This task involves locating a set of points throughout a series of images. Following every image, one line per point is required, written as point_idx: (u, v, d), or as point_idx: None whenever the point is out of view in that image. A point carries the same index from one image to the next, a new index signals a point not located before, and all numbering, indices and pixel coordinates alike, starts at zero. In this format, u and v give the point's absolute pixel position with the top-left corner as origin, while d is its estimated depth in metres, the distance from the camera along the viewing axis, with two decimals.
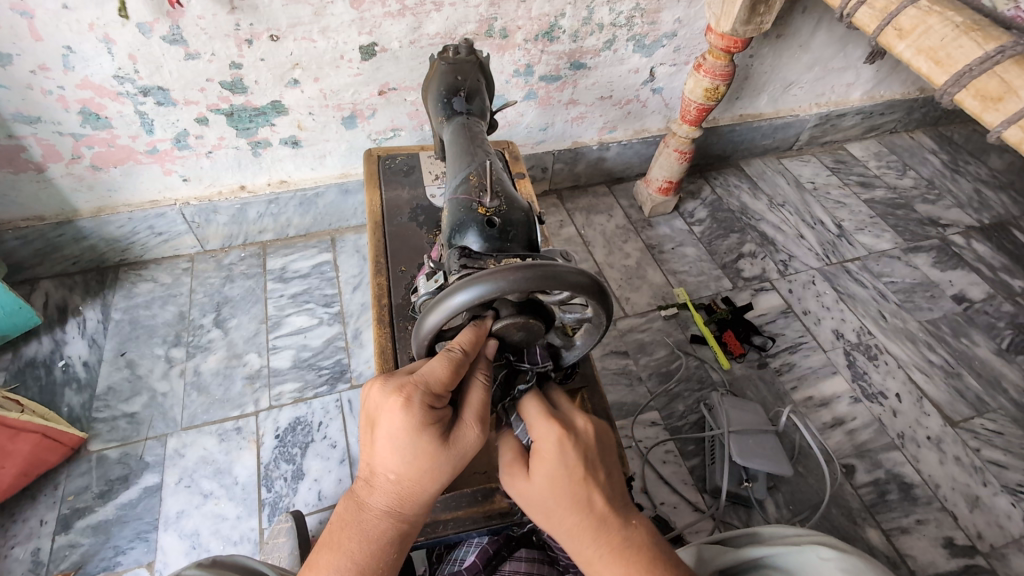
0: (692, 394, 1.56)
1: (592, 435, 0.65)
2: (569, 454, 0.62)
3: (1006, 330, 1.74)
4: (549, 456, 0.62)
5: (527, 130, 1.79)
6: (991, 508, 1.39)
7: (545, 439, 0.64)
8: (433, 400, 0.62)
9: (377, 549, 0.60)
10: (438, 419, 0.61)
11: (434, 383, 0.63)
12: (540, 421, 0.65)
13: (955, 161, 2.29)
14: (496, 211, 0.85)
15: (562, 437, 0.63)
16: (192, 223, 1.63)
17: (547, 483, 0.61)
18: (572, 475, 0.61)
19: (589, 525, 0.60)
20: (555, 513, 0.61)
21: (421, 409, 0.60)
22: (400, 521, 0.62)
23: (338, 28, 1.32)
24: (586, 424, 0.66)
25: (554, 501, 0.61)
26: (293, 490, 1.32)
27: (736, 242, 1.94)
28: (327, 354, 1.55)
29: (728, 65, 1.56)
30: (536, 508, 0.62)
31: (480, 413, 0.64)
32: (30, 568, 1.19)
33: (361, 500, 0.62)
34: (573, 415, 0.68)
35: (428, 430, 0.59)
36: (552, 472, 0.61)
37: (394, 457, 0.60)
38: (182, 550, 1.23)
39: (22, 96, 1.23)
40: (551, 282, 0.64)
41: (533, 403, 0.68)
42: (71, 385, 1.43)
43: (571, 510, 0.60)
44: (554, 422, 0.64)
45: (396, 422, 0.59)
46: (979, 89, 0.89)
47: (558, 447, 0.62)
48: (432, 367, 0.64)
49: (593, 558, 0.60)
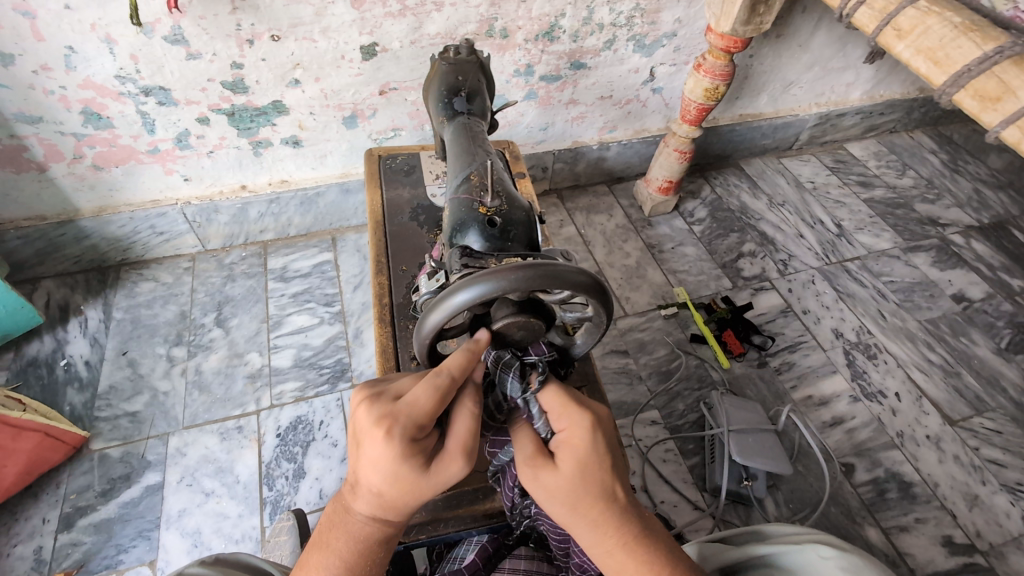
0: (692, 393, 1.56)
1: (611, 428, 0.67)
2: (600, 443, 0.63)
3: (1005, 329, 1.74)
4: (582, 443, 0.62)
5: (527, 130, 1.80)
6: (989, 506, 1.39)
7: (574, 427, 0.64)
8: (415, 432, 0.61)
9: (363, 553, 0.64)
10: (420, 449, 0.61)
11: (416, 415, 0.62)
12: (565, 411, 0.66)
13: (954, 161, 2.30)
14: (497, 211, 0.85)
15: (593, 425, 0.64)
16: (193, 223, 1.63)
17: (580, 468, 0.61)
18: (603, 462, 0.62)
19: (615, 514, 0.61)
20: (585, 499, 0.61)
21: (401, 442, 0.59)
22: (384, 527, 0.64)
23: (339, 28, 1.32)
24: (606, 418, 0.68)
25: (586, 486, 0.61)
26: (294, 488, 1.33)
27: (736, 242, 1.94)
28: (328, 353, 1.55)
29: (728, 65, 1.56)
30: (562, 496, 0.61)
31: (461, 447, 0.64)
32: (33, 566, 1.19)
33: (348, 504, 0.65)
34: (589, 408, 0.69)
35: (409, 461, 0.59)
36: (585, 458, 0.61)
37: (375, 481, 0.60)
38: (183, 548, 1.23)
39: (24, 96, 1.24)
40: (552, 281, 0.65)
41: (552, 393, 0.69)
42: (73, 384, 1.44)
43: (600, 498, 0.61)
44: (585, 410, 0.65)
45: (377, 451, 0.59)
46: (977, 89, 0.90)
47: (588, 435, 0.63)
48: (418, 396, 0.62)
49: (614, 547, 0.60)
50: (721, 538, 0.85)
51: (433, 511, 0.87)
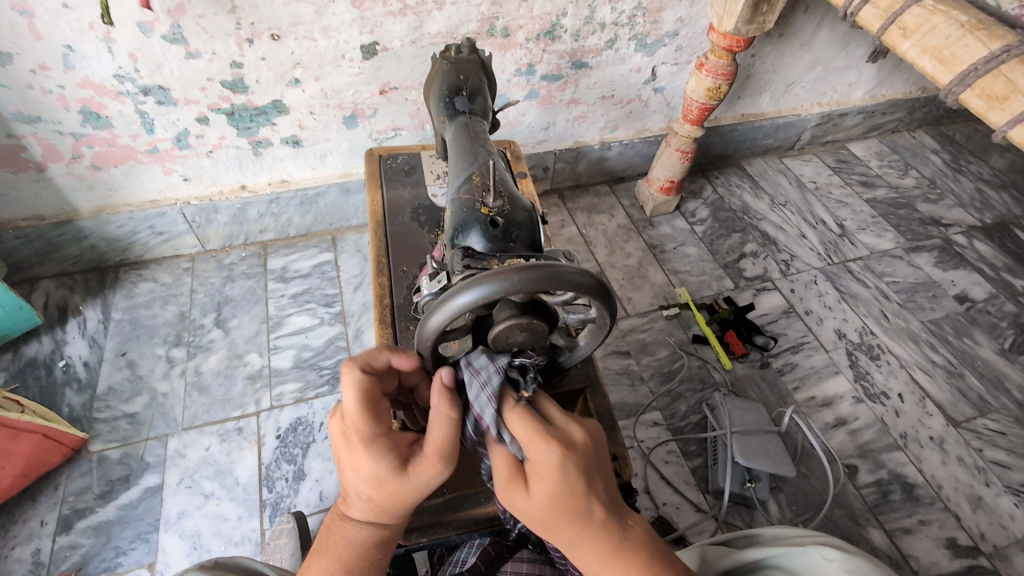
0: (694, 394, 1.56)
1: (589, 449, 0.63)
2: (570, 475, 0.59)
3: (1008, 330, 1.74)
4: (550, 479, 0.59)
5: (528, 130, 1.79)
6: (994, 508, 1.38)
7: (543, 461, 0.60)
8: (379, 428, 0.63)
9: (362, 558, 0.64)
10: (392, 443, 0.63)
11: (372, 413, 0.63)
12: (532, 442, 0.62)
13: (956, 161, 2.29)
14: (499, 211, 0.84)
15: (561, 458, 0.60)
16: (192, 223, 1.62)
17: (550, 503, 0.59)
18: (574, 495, 0.59)
19: (595, 544, 0.59)
20: (560, 531, 0.59)
21: (367, 440, 0.62)
22: (380, 527, 0.65)
23: (339, 28, 1.31)
24: (583, 438, 0.63)
25: (558, 521, 0.59)
26: (294, 490, 1.32)
27: (738, 242, 1.93)
28: (328, 354, 1.54)
29: (730, 65, 1.56)
30: (538, 523, 0.61)
31: (440, 447, 0.63)
32: (31, 569, 1.18)
33: (342, 512, 0.66)
34: (566, 426, 0.65)
35: (384, 458, 0.62)
36: (555, 494, 0.59)
37: (357, 482, 0.63)
38: (183, 551, 1.22)
39: (22, 95, 1.23)
40: (555, 282, 0.64)
41: (520, 419, 0.64)
42: (71, 385, 1.43)
43: (576, 532, 0.59)
44: (552, 442, 0.61)
45: (353, 454, 0.62)
46: (984, 89, 0.89)
47: (557, 468, 0.59)
48: (359, 396, 0.63)
49: (600, 571, 0.60)
50: (724, 540, 0.84)
51: (435, 514, 0.86)
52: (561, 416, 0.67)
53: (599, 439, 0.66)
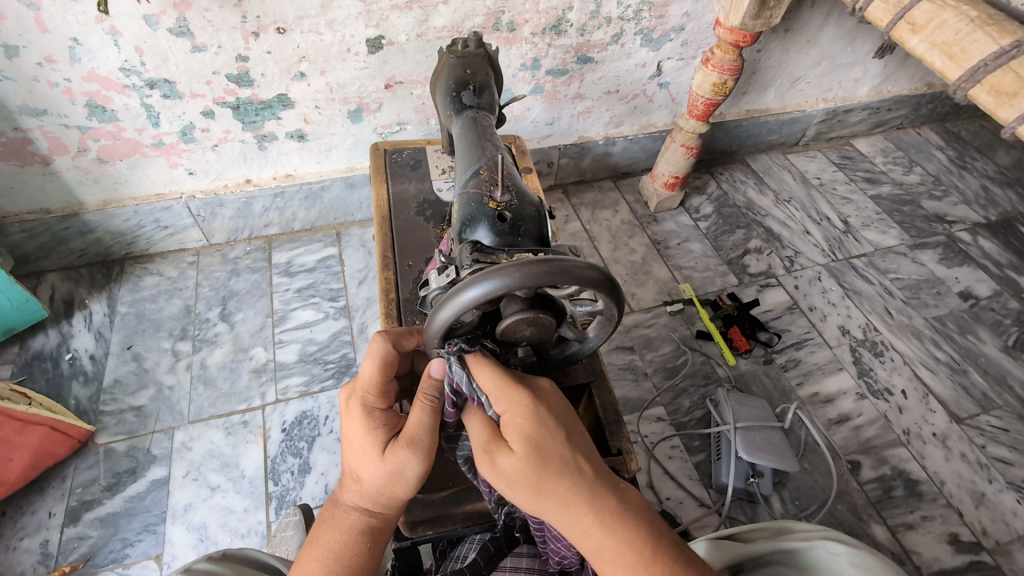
0: (697, 389, 1.56)
1: (559, 402, 0.68)
2: (546, 418, 0.64)
3: (1012, 327, 1.74)
4: (527, 421, 0.63)
5: (534, 125, 1.79)
6: (996, 504, 1.39)
7: (516, 409, 0.65)
8: (376, 402, 0.69)
9: (351, 545, 0.65)
10: (385, 418, 0.68)
11: (372, 386, 0.69)
12: (506, 394, 0.66)
13: (962, 158, 2.28)
14: (506, 206, 0.85)
15: (534, 402, 0.65)
16: (197, 216, 1.62)
17: (533, 449, 0.61)
18: (554, 438, 0.62)
19: (580, 489, 0.60)
20: (547, 479, 0.60)
21: (364, 410, 0.68)
22: (371, 513, 0.67)
23: (345, 21, 1.31)
24: (552, 393, 0.69)
25: (544, 465, 0.60)
26: (299, 484, 1.33)
27: (742, 238, 1.93)
28: (333, 348, 1.55)
29: (736, 60, 1.55)
30: (525, 482, 0.60)
31: (413, 432, 0.66)
32: (39, 560, 1.19)
33: (337, 499, 0.69)
34: (535, 383, 0.70)
35: (374, 431, 0.66)
36: (535, 435, 0.62)
37: (352, 456, 0.67)
38: (190, 543, 1.23)
39: (29, 88, 1.23)
40: (564, 277, 0.64)
41: (488, 371, 0.69)
42: (78, 378, 1.43)
43: (562, 476, 0.60)
44: (525, 390, 0.66)
45: (350, 425, 0.68)
46: (993, 85, 0.91)
47: (533, 412, 0.64)
48: (365, 366, 0.69)
49: (587, 522, 0.60)
50: (728, 534, 0.84)
51: (440, 507, 0.86)
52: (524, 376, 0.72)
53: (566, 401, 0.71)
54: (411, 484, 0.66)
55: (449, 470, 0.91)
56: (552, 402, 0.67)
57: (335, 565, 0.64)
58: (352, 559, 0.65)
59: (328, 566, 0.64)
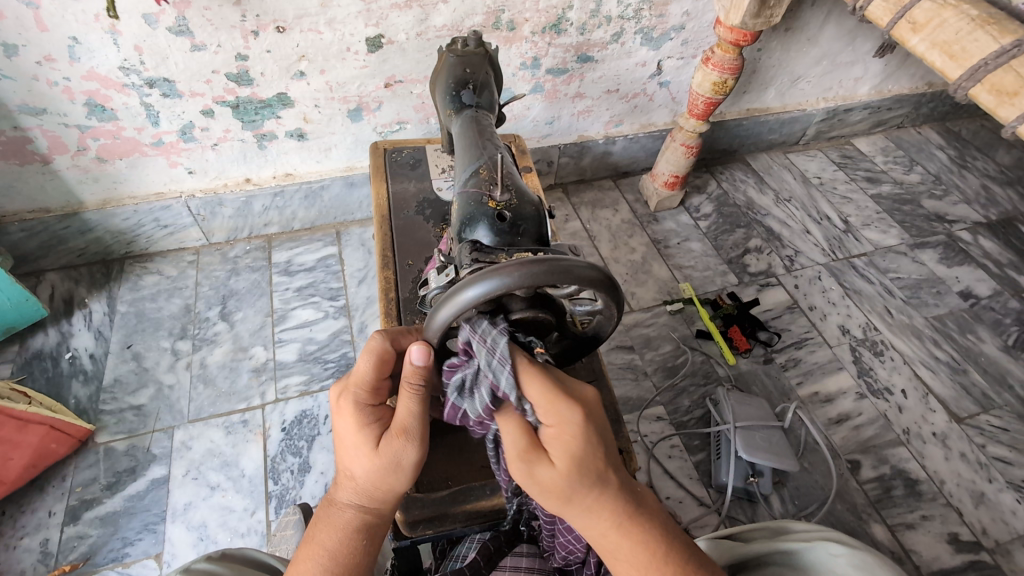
0: (697, 388, 1.56)
1: (602, 413, 0.64)
2: (591, 435, 0.60)
3: (1012, 326, 1.73)
4: (574, 439, 0.60)
5: (534, 124, 1.79)
6: (996, 503, 1.39)
7: (564, 424, 0.60)
8: (369, 399, 0.68)
9: (347, 542, 0.65)
10: (378, 414, 0.68)
11: (364, 382, 0.68)
12: (552, 405, 0.61)
13: (962, 157, 2.28)
14: (507, 205, 0.85)
15: (584, 417, 0.61)
16: (197, 215, 1.62)
17: (573, 465, 0.59)
18: (596, 455, 0.60)
19: (610, 502, 0.60)
20: (579, 491, 0.59)
21: (357, 407, 0.67)
22: (366, 510, 0.67)
23: (345, 20, 1.31)
24: (597, 401, 0.64)
25: (580, 480, 0.59)
26: (299, 483, 1.33)
27: (742, 237, 1.93)
28: (333, 348, 1.55)
29: (737, 59, 1.55)
30: (557, 492, 0.59)
31: (404, 421, 0.65)
32: (39, 559, 1.19)
33: (331, 496, 0.69)
34: (581, 390, 0.65)
35: (367, 427, 0.66)
36: (577, 453, 0.59)
37: (345, 454, 0.67)
38: (189, 542, 1.23)
39: (28, 87, 1.23)
40: (565, 277, 0.64)
41: (537, 381, 0.62)
42: (78, 377, 1.43)
43: (595, 490, 0.59)
44: (575, 404, 0.61)
45: (343, 423, 0.67)
46: (994, 84, 0.91)
47: (579, 429, 0.60)
48: (358, 363, 0.68)
49: (610, 531, 0.60)
50: (729, 533, 0.84)
51: (439, 506, 0.86)
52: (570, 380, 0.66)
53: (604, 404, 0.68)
54: (406, 474, 0.66)
55: (448, 470, 0.91)
56: (596, 411, 0.64)
57: (330, 564, 0.64)
58: (347, 557, 0.65)
59: (324, 565, 0.64)
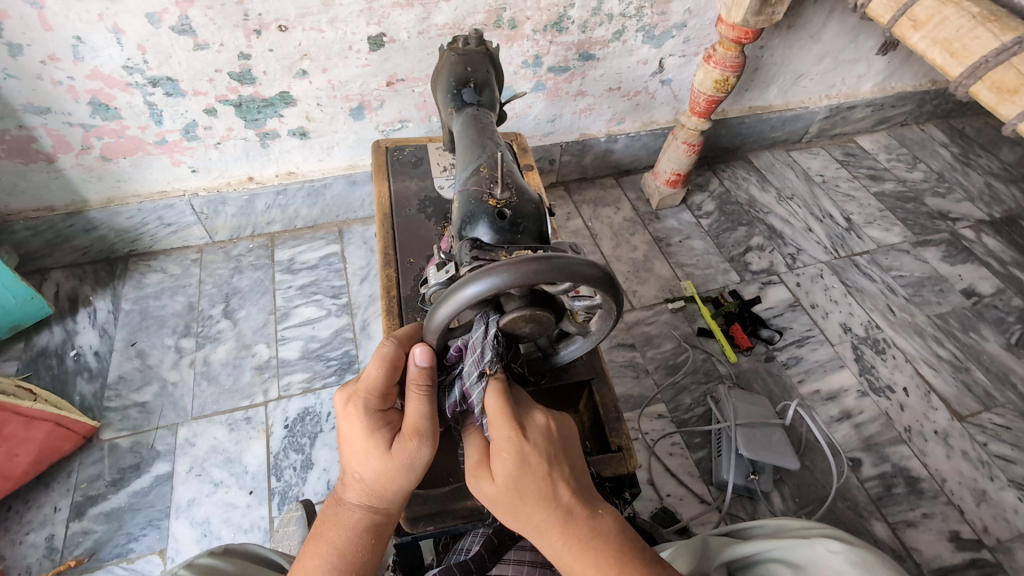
0: (699, 386, 1.56)
1: (552, 432, 0.64)
2: (531, 457, 0.61)
3: (1015, 324, 1.73)
4: (512, 462, 0.61)
5: (536, 122, 1.79)
6: (997, 502, 1.39)
7: (505, 445, 0.62)
8: (379, 404, 0.68)
9: (356, 541, 0.66)
10: (387, 419, 0.68)
11: (375, 386, 0.68)
12: (497, 424, 0.63)
13: (966, 155, 2.27)
14: (506, 203, 0.85)
15: (523, 440, 0.62)
16: (200, 214, 1.63)
17: (512, 483, 0.61)
18: (536, 475, 0.61)
19: (557, 523, 0.61)
20: (523, 507, 0.61)
21: (367, 412, 0.67)
22: (374, 510, 0.68)
23: (346, 19, 1.31)
24: (547, 423, 0.65)
25: (521, 499, 0.60)
26: (301, 479, 1.34)
27: (744, 235, 1.93)
28: (335, 346, 1.56)
29: (739, 57, 1.54)
30: (503, 506, 0.62)
31: (415, 423, 0.66)
32: (45, 554, 1.20)
33: (339, 497, 0.69)
34: (531, 411, 0.66)
35: (376, 432, 0.66)
36: (516, 474, 0.60)
37: (353, 456, 0.67)
38: (193, 538, 1.24)
39: (33, 86, 1.24)
40: (562, 274, 0.64)
41: (493, 395, 0.66)
42: (83, 374, 1.45)
43: (540, 508, 0.60)
44: (514, 425, 0.63)
45: (351, 427, 0.67)
46: (995, 81, 0.91)
47: (519, 450, 0.61)
48: (368, 369, 0.69)
49: (562, 551, 0.61)
50: (729, 530, 0.86)
51: (440, 502, 0.87)
52: (525, 402, 0.69)
53: (563, 428, 0.68)
54: (416, 474, 0.67)
55: (450, 466, 0.94)
56: (548, 429, 0.65)
57: (339, 563, 0.65)
58: (355, 555, 0.66)
59: (332, 564, 0.65)
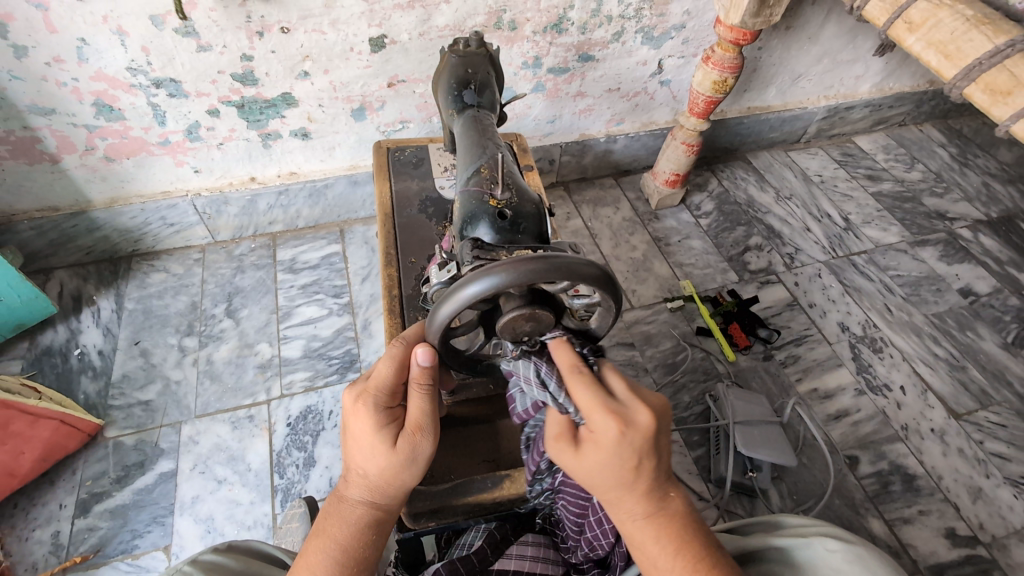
0: (697, 384, 1.58)
1: (653, 432, 0.63)
2: (625, 451, 0.62)
3: (1012, 323, 1.75)
4: (601, 450, 0.63)
5: (535, 122, 1.80)
6: (993, 499, 1.40)
7: (598, 432, 0.63)
8: (387, 401, 0.70)
9: (359, 536, 0.67)
10: (393, 416, 0.69)
11: (384, 384, 0.70)
12: (591, 413, 0.65)
13: (963, 154, 2.28)
14: (507, 203, 0.86)
15: (620, 436, 0.62)
16: (203, 215, 1.65)
17: (597, 467, 0.63)
18: (622, 466, 0.62)
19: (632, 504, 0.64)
20: (603, 487, 0.64)
21: (375, 410, 0.68)
22: (376, 506, 0.69)
23: (348, 20, 1.32)
24: (651, 423, 0.64)
25: (603, 482, 0.63)
26: (304, 477, 1.35)
27: (743, 235, 1.94)
28: (336, 345, 1.57)
29: (737, 57, 1.55)
30: (585, 481, 0.65)
31: (418, 419, 0.68)
32: (51, 550, 1.22)
33: (341, 493, 0.70)
34: (635, 405, 0.65)
35: (383, 429, 0.67)
36: (603, 462, 0.63)
37: (358, 453, 0.68)
38: (197, 534, 1.26)
39: (37, 87, 1.25)
40: (561, 273, 0.65)
41: (585, 389, 0.67)
42: (87, 372, 1.46)
43: (620, 491, 0.63)
44: (611, 418, 0.63)
45: (358, 424, 0.68)
46: (987, 83, 0.93)
47: (611, 443, 0.62)
48: (379, 368, 0.70)
49: (635, 531, 0.64)
50: (730, 528, 0.87)
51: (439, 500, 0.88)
52: (625, 391, 0.68)
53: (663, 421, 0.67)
54: (418, 470, 0.69)
55: (449, 463, 0.95)
56: (648, 428, 0.64)
57: (341, 557, 0.66)
58: (357, 549, 0.67)
59: (334, 558, 0.66)
